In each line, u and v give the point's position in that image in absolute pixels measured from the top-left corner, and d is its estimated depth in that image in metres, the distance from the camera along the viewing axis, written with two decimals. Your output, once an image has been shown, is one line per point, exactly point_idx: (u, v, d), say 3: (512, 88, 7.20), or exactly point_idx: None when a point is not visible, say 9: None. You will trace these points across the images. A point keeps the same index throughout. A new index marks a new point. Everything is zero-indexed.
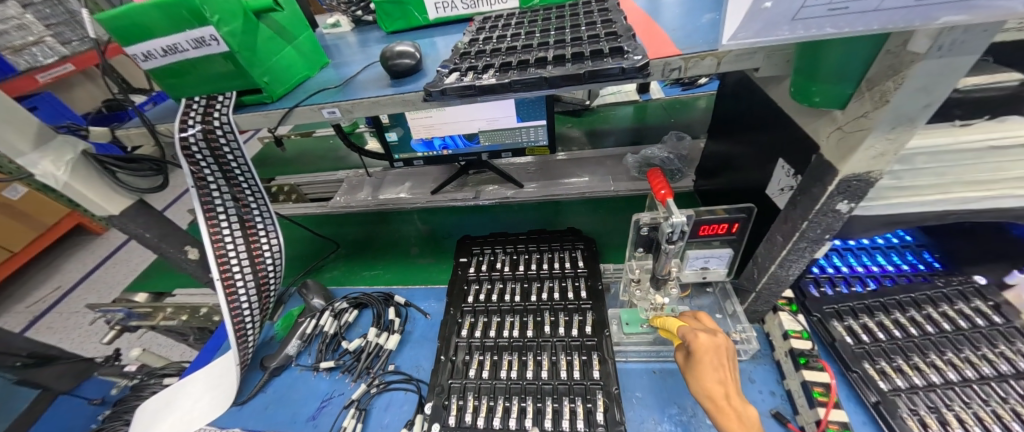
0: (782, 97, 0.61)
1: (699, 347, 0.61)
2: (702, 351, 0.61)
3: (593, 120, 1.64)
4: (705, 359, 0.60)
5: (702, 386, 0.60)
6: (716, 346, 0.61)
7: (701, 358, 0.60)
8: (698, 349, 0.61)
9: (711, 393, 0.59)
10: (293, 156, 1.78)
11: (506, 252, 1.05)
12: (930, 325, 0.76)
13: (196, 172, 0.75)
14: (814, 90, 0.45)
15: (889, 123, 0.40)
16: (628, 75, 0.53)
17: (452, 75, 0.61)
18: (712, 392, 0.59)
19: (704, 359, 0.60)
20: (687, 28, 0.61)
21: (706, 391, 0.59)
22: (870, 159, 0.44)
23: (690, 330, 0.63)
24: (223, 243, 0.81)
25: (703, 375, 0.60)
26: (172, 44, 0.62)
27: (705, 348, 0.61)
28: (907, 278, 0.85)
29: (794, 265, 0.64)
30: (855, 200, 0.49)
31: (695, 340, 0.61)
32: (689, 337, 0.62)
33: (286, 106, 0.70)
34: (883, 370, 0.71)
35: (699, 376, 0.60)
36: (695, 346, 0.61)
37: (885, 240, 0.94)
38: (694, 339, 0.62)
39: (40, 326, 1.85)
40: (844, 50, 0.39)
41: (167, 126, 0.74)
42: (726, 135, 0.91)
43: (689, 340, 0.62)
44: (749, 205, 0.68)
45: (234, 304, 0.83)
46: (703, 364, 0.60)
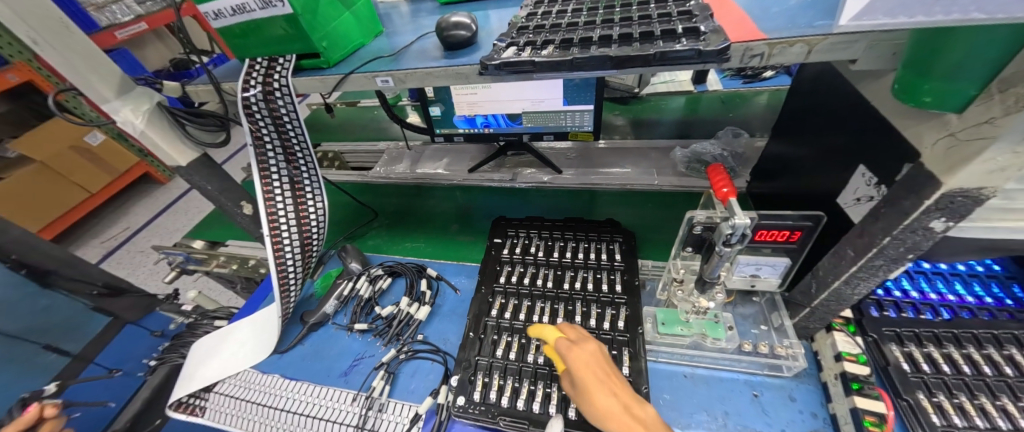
0: (877, 95, 0.54)
1: (584, 362, 0.64)
2: (587, 367, 0.63)
3: (642, 109, 1.57)
4: (590, 375, 0.63)
5: (598, 406, 0.60)
6: (591, 356, 0.65)
7: (585, 374, 0.63)
8: (580, 365, 0.64)
9: (608, 408, 0.59)
10: (338, 124, 1.83)
11: (542, 237, 1.03)
12: (1009, 366, 0.67)
13: (254, 131, 0.78)
14: (927, 88, 0.40)
15: (1021, 132, 0.34)
16: (703, 59, 0.49)
17: (509, 50, 0.58)
18: (607, 406, 0.60)
19: (591, 376, 0.63)
20: (774, 10, 0.55)
21: (604, 410, 0.60)
22: (985, 174, 0.38)
23: (563, 345, 0.67)
24: (274, 202, 0.85)
25: (595, 391, 0.61)
26: (241, 4, 0.64)
27: (585, 361, 0.64)
28: (989, 313, 0.76)
29: (862, 284, 0.59)
30: (954, 218, 0.43)
31: (575, 357, 0.64)
32: (566, 357, 0.65)
33: (342, 72, 0.71)
34: (940, 404, 0.65)
35: (594, 396, 0.61)
36: (580, 364, 0.64)
37: (967, 267, 0.84)
38: (573, 358, 0.64)
39: (111, 261, 2.05)
40: (976, 37, 0.34)
41: (231, 84, 0.77)
42: (794, 135, 0.84)
43: (569, 360, 0.65)
44: (819, 213, 0.62)
45: (280, 259, 0.88)
46: (590, 381, 0.62)
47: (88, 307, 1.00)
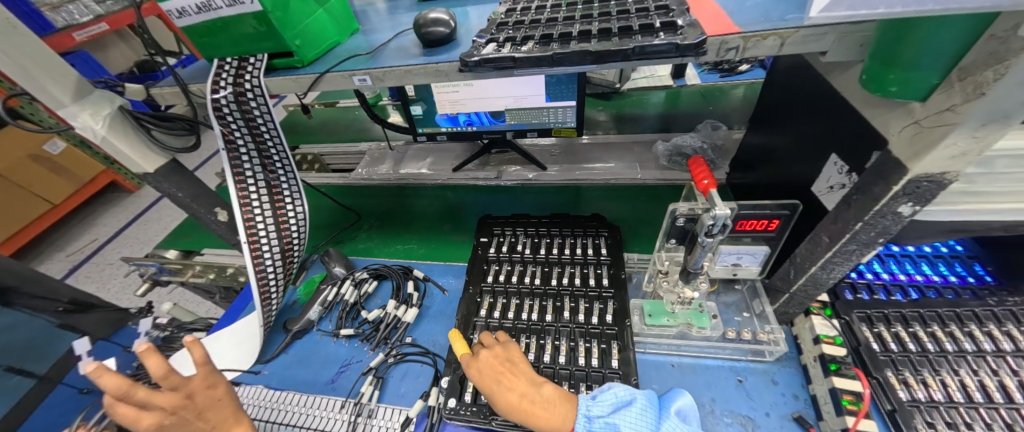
0: (847, 86, 0.56)
1: (483, 370, 0.69)
2: (483, 374, 0.68)
3: (623, 104, 1.58)
4: (488, 379, 0.68)
5: (499, 405, 0.65)
6: (490, 360, 0.70)
7: (483, 380, 0.68)
8: (479, 374, 0.69)
9: (509, 404, 0.64)
10: (318, 125, 1.79)
11: (528, 234, 1.03)
12: (969, 342, 0.71)
13: (226, 134, 0.76)
14: (892, 78, 0.41)
15: (979, 119, 0.36)
16: (680, 52, 0.49)
17: (489, 46, 0.58)
18: (507, 403, 0.64)
19: (489, 381, 0.67)
20: (748, 4, 0.56)
21: (506, 407, 0.64)
22: (948, 159, 0.40)
23: (465, 358, 0.72)
24: (250, 207, 0.82)
25: (496, 393, 0.66)
26: (206, 1, 0.61)
27: (482, 369, 0.69)
28: (954, 292, 0.80)
29: (837, 268, 0.61)
30: (921, 203, 0.45)
31: (474, 368, 0.70)
32: (468, 370, 0.70)
33: (317, 71, 0.69)
34: (906, 380, 0.68)
35: (495, 398, 0.66)
36: (477, 374, 0.69)
37: (931, 249, 0.89)
38: (474, 369, 0.70)
39: (79, 275, 1.96)
40: (938, 28, 0.35)
41: (200, 86, 0.74)
42: (769, 126, 0.86)
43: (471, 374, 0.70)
44: (795, 201, 0.64)
45: (259, 267, 0.85)
46: (488, 388, 0.67)
47: (52, 324, 0.95)
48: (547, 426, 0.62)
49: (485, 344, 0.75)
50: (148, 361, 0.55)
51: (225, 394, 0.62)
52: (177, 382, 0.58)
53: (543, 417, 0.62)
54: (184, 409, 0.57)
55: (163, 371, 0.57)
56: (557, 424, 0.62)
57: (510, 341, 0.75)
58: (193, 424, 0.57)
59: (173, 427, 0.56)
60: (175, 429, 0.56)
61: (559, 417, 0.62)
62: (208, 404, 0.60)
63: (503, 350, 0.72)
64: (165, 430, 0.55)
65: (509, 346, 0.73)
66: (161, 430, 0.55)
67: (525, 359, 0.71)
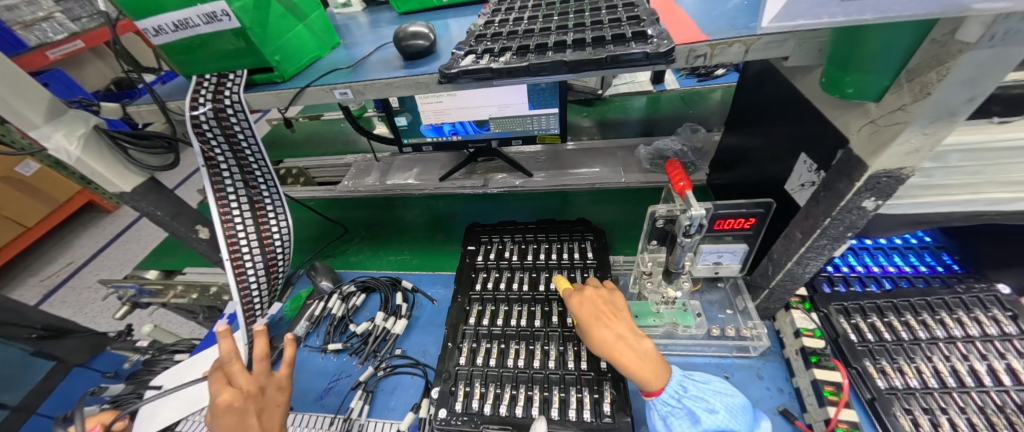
0: (810, 88, 0.59)
1: (583, 305, 0.69)
2: (584, 309, 0.69)
3: (606, 110, 1.61)
4: (588, 315, 0.68)
5: (595, 339, 0.65)
6: (592, 299, 0.70)
7: (583, 315, 0.68)
8: (580, 309, 0.69)
9: (604, 341, 0.63)
10: (303, 139, 1.77)
11: (515, 241, 1.04)
12: (940, 329, 0.74)
13: (206, 151, 0.75)
14: (849, 81, 0.44)
15: (927, 117, 0.38)
16: (651, 61, 0.51)
17: (468, 58, 0.59)
18: (602, 339, 0.64)
19: (587, 316, 0.68)
20: (714, 13, 0.59)
21: (600, 343, 0.64)
22: (903, 155, 0.42)
23: (568, 292, 0.73)
24: (232, 224, 0.81)
25: (592, 327, 0.66)
26: (184, 19, 0.61)
27: (584, 307, 0.69)
28: (925, 281, 0.83)
29: (812, 263, 0.63)
30: (882, 197, 0.48)
31: (575, 302, 0.70)
32: (570, 301, 0.71)
33: (297, 86, 0.69)
34: (883, 369, 0.71)
35: (591, 331, 0.66)
36: (579, 308, 0.69)
37: (902, 241, 0.92)
38: (576, 300, 0.70)
39: (54, 299, 1.89)
40: (885, 36, 0.38)
41: (178, 103, 0.74)
42: (744, 128, 0.89)
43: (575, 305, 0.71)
44: (769, 200, 0.66)
45: (243, 284, 0.84)
46: (587, 320, 0.67)
47: (25, 352, 0.91)
48: (635, 375, 0.60)
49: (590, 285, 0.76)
50: (257, 340, 0.65)
51: (283, 405, 0.62)
52: (261, 371, 0.62)
53: (634, 366, 0.60)
54: (253, 398, 0.58)
55: (259, 355, 0.64)
56: (648, 376, 0.60)
57: (616, 292, 0.74)
58: (249, 418, 0.56)
59: (233, 413, 0.55)
60: (235, 416, 0.56)
61: (649, 370, 0.60)
62: (271, 405, 0.60)
63: (609, 295, 0.73)
64: (228, 412, 0.55)
65: (614, 294, 0.73)
66: (227, 410, 0.55)
67: (628, 310, 0.70)
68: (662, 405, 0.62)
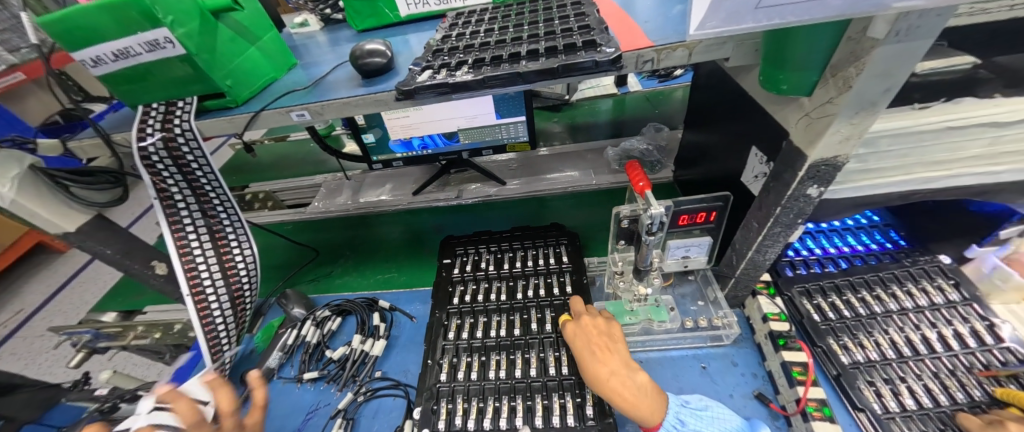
0: (753, 86, 0.62)
1: (578, 337, 0.71)
2: (580, 343, 0.69)
3: (574, 115, 1.64)
4: (585, 348, 0.68)
5: (589, 374, 0.65)
6: (588, 331, 0.71)
7: (578, 350, 0.69)
8: (575, 343, 0.70)
9: (598, 378, 0.64)
10: (270, 161, 1.72)
11: (490, 251, 1.04)
12: (893, 302, 0.80)
13: (157, 182, 0.72)
14: (783, 79, 0.46)
15: (852, 108, 0.42)
16: (602, 68, 0.53)
17: (425, 73, 0.59)
18: (594, 374, 0.64)
19: (581, 349, 0.69)
20: (661, 20, 0.62)
21: (593, 379, 0.64)
22: (836, 144, 0.46)
23: (566, 323, 0.74)
24: (191, 256, 0.77)
25: (585, 361, 0.67)
26: (123, 48, 0.57)
27: (578, 341, 0.70)
28: (876, 257, 0.89)
29: (770, 249, 0.66)
30: (824, 184, 0.51)
31: (572, 335, 0.72)
32: (568, 333, 0.73)
33: (252, 110, 0.67)
34: (846, 345, 0.75)
35: (585, 365, 0.67)
36: (575, 341, 0.70)
37: (853, 221, 0.98)
38: (573, 331, 0.72)
39: (2, 352, 1.74)
40: (811, 37, 0.40)
41: (124, 135, 0.70)
42: (702, 125, 0.92)
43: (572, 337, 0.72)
44: (726, 193, 0.69)
45: (207, 320, 0.80)
46: (581, 354, 0.68)
47: None
48: (627, 409, 0.61)
49: (586, 313, 0.76)
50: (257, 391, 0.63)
51: None
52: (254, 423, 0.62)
53: (624, 403, 0.60)
54: None
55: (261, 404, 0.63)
56: (640, 411, 0.60)
57: (615, 321, 0.74)
58: None
59: None
60: None
61: (643, 407, 0.60)
62: None
63: (606, 325, 0.72)
64: None
65: (611, 323, 0.73)
66: None
67: (623, 341, 0.69)
68: None
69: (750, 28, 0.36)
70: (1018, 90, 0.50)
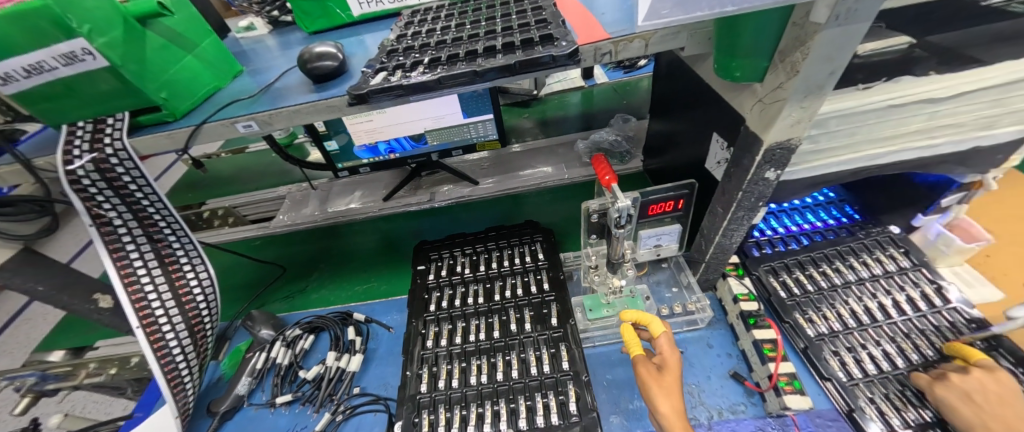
0: (710, 74, 0.63)
1: (672, 358, 0.64)
2: (675, 368, 0.63)
3: (543, 109, 1.64)
4: (676, 376, 0.62)
5: (674, 402, 0.59)
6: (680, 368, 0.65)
7: (671, 372, 0.62)
8: (668, 362, 0.63)
9: (678, 413, 0.59)
10: (231, 174, 1.63)
11: (465, 253, 1.02)
12: (851, 273, 0.84)
13: (92, 208, 0.67)
14: (735, 66, 0.47)
15: (801, 92, 0.43)
16: (560, 63, 0.52)
17: (378, 76, 0.56)
18: (678, 408, 0.59)
19: (672, 375, 0.62)
20: (615, 13, 0.62)
21: (674, 410, 0.58)
22: (788, 127, 0.47)
23: (666, 338, 0.66)
24: (138, 285, 0.72)
25: (673, 388, 0.60)
26: (34, 63, 0.50)
27: (676, 363, 0.63)
28: (834, 232, 0.93)
29: (737, 233, 0.68)
30: (780, 167, 0.53)
31: (668, 351, 0.64)
32: (671, 354, 0.64)
33: (192, 123, 0.62)
34: (811, 318, 0.78)
35: (670, 390, 0.60)
36: (670, 360, 0.63)
37: (812, 199, 1.02)
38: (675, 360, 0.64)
39: None
40: (758, 24, 0.41)
41: (48, 159, 0.64)
42: (666, 114, 0.94)
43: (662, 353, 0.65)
44: (691, 180, 0.70)
45: (163, 351, 0.74)
46: (671, 379, 0.61)
47: None
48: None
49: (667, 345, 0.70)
50: None
51: None
52: None
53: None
54: None
55: None
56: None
57: None
58: None
59: None
60: None
61: None
62: None
63: None
64: None
65: None
66: None
67: None
68: None
69: (708, 15, 0.34)
70: (950, 66, 0.53)
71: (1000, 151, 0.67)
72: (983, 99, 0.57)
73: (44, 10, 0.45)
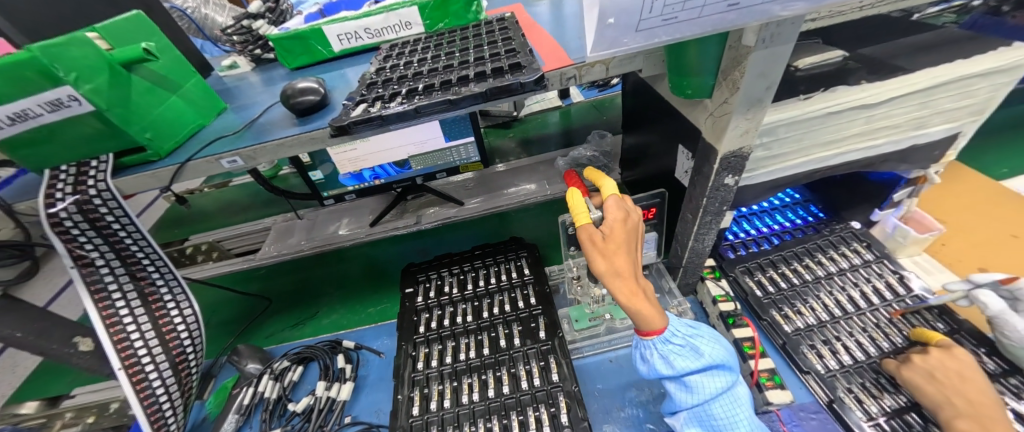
0: (669, 92, 0.68)
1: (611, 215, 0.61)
2: (619, 232, 0.60)
3: (523, 129, 1.69)
4: (621, 238, 0.59)
5: (615, 267, 0.58)
6: (629, 225, 0.62)
7: (614, 235, 0.59)
8: (613, 228, 0.60)
9: (622, 277, 0.57)
10: (217, 208, 1.62)
11: (453, 273, 1.04)
12: (820, 268, 0.88)
13: (74, 249, 0.67)
14: (687, 85, 0.51)
15: (744, 106, 0.48)
16: (528, 89, 0.56)
17: (359, 107, 0.59)
18: (622, 272, 0.57)
19: (614, 241, 0.59)
20: (577, 42, 0.68)
21: (615, 275, 0.58)
22: (739, 137, 0.52)
23: (614, 201, 0.63)
24: (121, 327, 0.71)
25: (614, 254, 0.58)
26: (21, 111, 0.51)
27: (620, 225, 0.60)
28: (802, 231, 0.98)
29: (708, 237, 0.72)
30: (737, 173, 0.58)
31: (614, 215, 0.61)
32: (613, 219, 0.61)
33: (176, 162, 0.64)
34: (787, 314, 0.82)
35: (611, 259, 0.58)
36: (616, 223, 0.60)
37: (780, 201, 1.09)
38: (617, 221, 0.61)
39: None
40: (700, 46, 0.46)
41: (29, 204, 0.64)
42: (637, 129, 0.99)
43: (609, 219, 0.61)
44: (663, 190, 0.74)
45: (146, 392, 0.72)
46: (614, 246, 0.58)
47: None
48: (635, 315, 0.59)
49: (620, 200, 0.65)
50: None
51: None
52: None
53: (645, 308, 0.58)
54: None
55: None
56: (650, 320, 0.59)
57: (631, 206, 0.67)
58: None
59: None
60: None
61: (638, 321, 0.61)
62: None
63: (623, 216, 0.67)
64: None
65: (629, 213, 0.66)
66: None
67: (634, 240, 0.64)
68: (664, 345, 0.62)
69: (655, 44, 0.38)
70: (880, 76, 0.59)
71: (936, 147, 0.73)
72: (913, 103, 0.62)
73: (32, 61, 0.48)
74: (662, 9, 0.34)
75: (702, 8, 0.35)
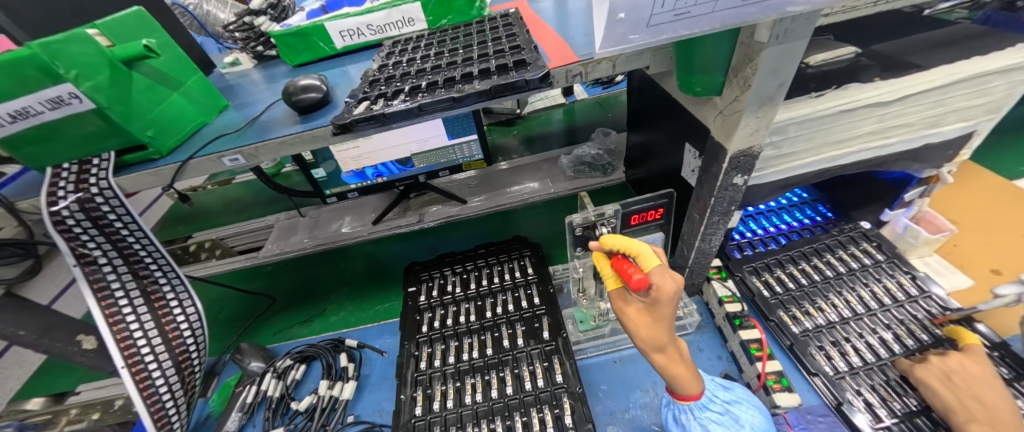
0: (676, 89, 0.67)
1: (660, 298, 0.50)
2: (665, 306, 0.51)
3: (526, 127, 1.68)
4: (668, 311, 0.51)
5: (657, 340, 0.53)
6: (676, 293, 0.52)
7: (660, 309, 0.52)
8: (659, 301, 0.51)
9: (662, 351, 0.55)
10: (221, 206, 1.62)
11: (456, 272, 1.03)
12: (830, 269, 0.87)
13: (76, 247, 0.67)
14: (696, 82, 0.50)
15: (755, 104, 0.47)
16: (533, 86, 0.55)
17: (361, 105, 0.58)
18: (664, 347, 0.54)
19: (658, 317, 0.52)
20: (582, 38, 0.66)
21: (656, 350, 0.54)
22: (749, 135, 0.51)
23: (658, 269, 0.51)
24: (124, 325, 0.71)
25: (658, 330, 0.53)
26: (22, 108, 0.51)
27: (669, 298, 0.50)
28: (810, 231, 0.97)
29: (715, 237, 0.71)
30: (746, 172, 0.57)
31: (664, 286, 0.50)
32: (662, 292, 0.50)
33: (178, 160, 0.63)
34: (795, 315, 0.81)
35: (654, 336, 0.53)
36: (664, 296, 0.50)
37: (787, 200, 1.07)
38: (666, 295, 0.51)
39: None
40: (711, 43, 0.44)
41: (31, 201, 0.64)
42: (642, 127, 0.98)
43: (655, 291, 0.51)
44: (670, 189, 0.72)
45: (149, 391, 0.72)
46: (658, 323, 0.53)
47: None
48: (674, 381, 0.58)
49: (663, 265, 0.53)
50: None
51: None
52: None
53: (685, 375, 0.57)
54: None
55: None
56: (689, 386, 0.58)
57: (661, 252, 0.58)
58: None
59: None
60: None
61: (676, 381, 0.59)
62: None
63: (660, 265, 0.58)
64: None
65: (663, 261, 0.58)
66: None
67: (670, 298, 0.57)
68: (704, 413, 0.61)
69: (665, 40, 0.37)
70: (892, 73, 0.57)
71: (949, 146, 0.72)
72: (926, 101, 0.61)
73: (32, 58, 0.47)
74: (674, 3, 0.33)
75: (715, 2, 0.34)
